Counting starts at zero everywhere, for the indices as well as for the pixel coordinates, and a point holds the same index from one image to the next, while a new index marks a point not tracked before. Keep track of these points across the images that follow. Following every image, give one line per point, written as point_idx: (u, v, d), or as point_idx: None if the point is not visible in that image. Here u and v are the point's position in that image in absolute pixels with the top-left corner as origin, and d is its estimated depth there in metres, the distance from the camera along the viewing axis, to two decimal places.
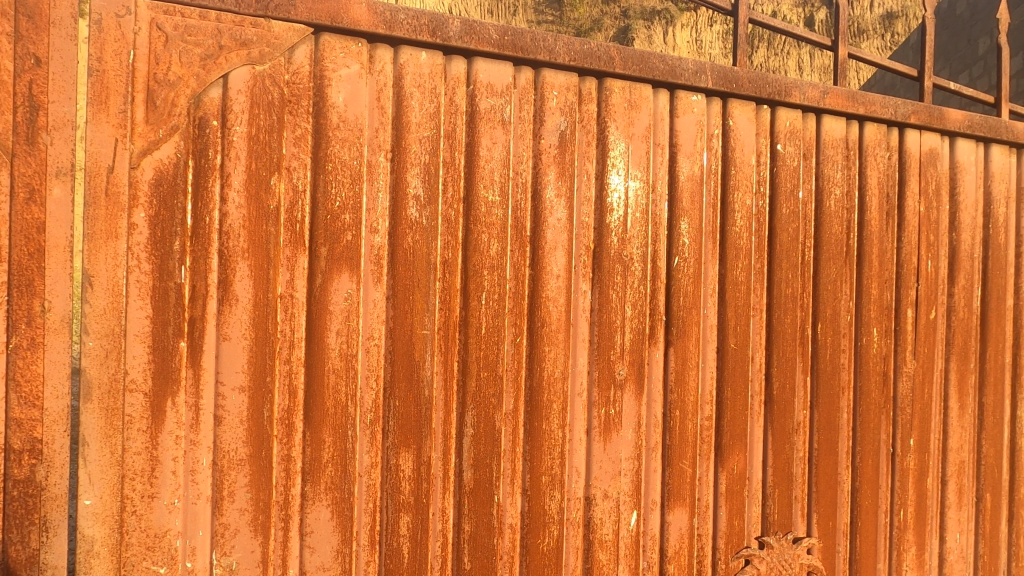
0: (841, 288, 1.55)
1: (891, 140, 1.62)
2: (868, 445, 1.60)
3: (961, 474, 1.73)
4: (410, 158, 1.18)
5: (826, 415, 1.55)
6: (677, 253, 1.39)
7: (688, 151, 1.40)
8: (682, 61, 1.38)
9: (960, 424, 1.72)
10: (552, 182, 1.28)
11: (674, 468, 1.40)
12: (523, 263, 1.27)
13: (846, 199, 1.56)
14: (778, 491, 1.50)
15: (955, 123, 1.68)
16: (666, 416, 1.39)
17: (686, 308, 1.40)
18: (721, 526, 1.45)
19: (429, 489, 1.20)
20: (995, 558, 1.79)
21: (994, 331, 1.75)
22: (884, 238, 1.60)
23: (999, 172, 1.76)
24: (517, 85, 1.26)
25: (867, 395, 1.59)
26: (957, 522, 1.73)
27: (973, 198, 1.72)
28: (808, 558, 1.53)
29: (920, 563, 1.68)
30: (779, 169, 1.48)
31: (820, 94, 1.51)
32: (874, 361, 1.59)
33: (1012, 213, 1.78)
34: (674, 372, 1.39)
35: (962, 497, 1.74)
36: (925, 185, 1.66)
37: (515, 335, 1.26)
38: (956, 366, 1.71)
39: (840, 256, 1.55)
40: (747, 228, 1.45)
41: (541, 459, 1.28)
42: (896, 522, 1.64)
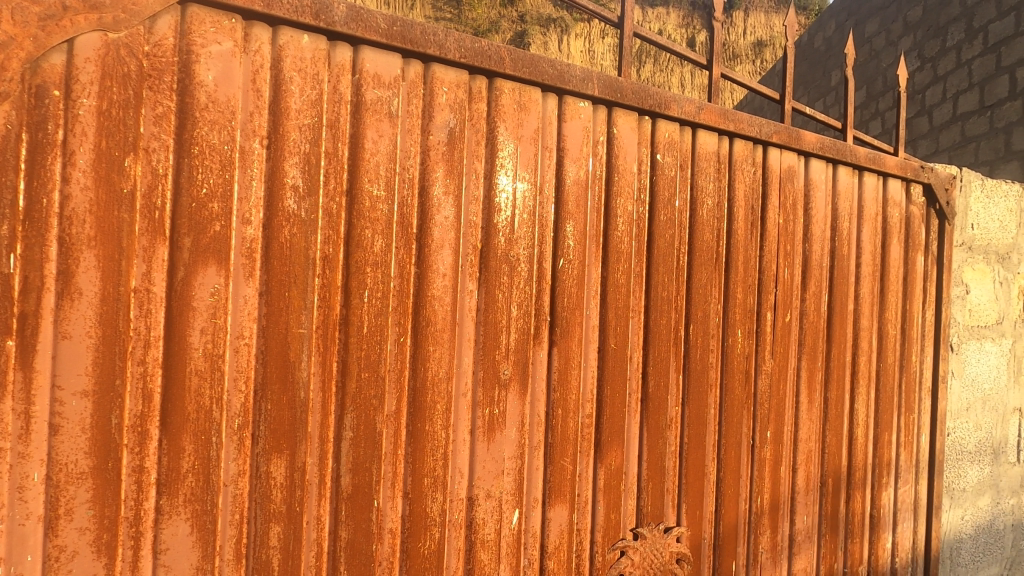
0: (711, 292, 1.66)
1: (756, 156, 1.75)
2: (731, 438, 1.72)
3: (808, 462, 1.91)
4: (289, 147, 1.11)
5: (695, 412, 1.65)
6: (562, 255, 1.42)
7: (575, 155, 1.43)
8: (570, 67, 1.42)
9: (809, 417, 1.90)
10: (440, 180, 1.26)
11: (555, 466, 1.43)
12: (408, 261, 1.24)
13: (717, 210, 1.66)
14: (651, 484, 1.58)
15: (810, 145, 1.85)
16: (549, 415, 1.42)
17: (569, 309, 1.43)
18: (599, 520, 1.50)
19: (303, 497, 1.14)
20: (834, 537, 2.00)
21: (838, 333, 1.96)
22: (748, 247, 1.73)
23: (844, 190, 1.96)
24: (405, 78, 1.23)
25: (731, 391, 1.71)
26: (805, 505, 1.91)
27: (823, 213, 1.91)
28: (676, 547, 1.62)
29: (773, 545, 1.84)
30: (658, 178, 1.56)
31: (696, 109, 1.61)
32: (738, 359, 1.72)
33: (854, 227, 1.99)
34: (557, 371, 1.42)
35: (809, 483, 1.92)
36: (784, 200, 1.81)
37: (399, 335, 1.23)
38: (807, 365, 1.89)
39: (710, 262, 1.65)
40: (628, 233, 1.51)
41: (423, 460, 1.26)
42: (754, 508, 1.79)
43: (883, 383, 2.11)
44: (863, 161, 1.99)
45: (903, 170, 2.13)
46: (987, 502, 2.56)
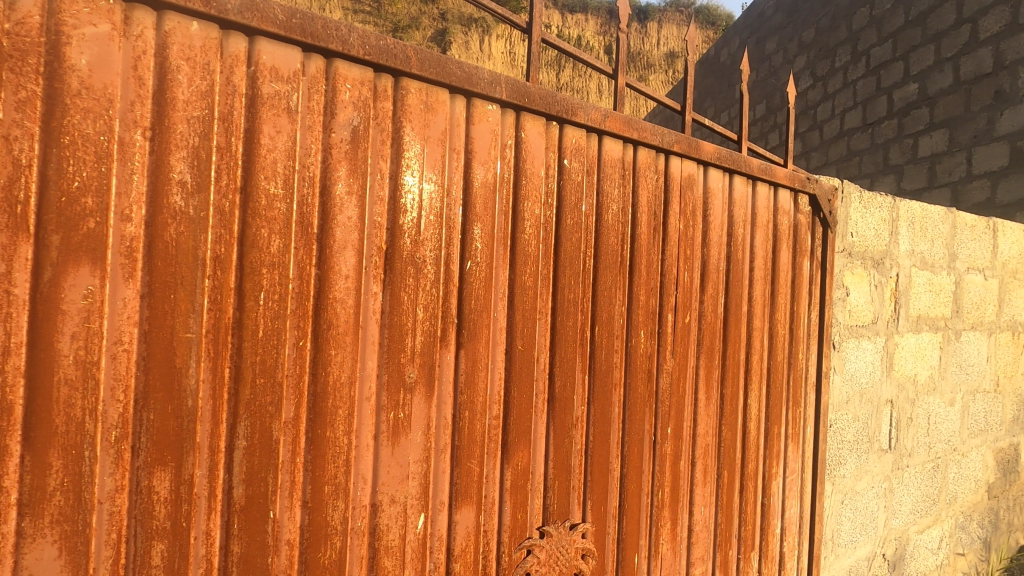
0: (615, 294, 1.71)
1: (659, 164, 1.83)
2: (634, 435, 1.79)
3: (706, 456, 2.02)
4: (176, 140, 1.04)
5: (600, 410, 1.70)
6: (469, 257, 1.42)
7: (482, 158, 1.44)
8: (479, 70, 1.42)
9: (706, 413, 2.01)
10: (342, 179, 1.23)
11: (462, 468, 1.43)
12: (308, 262, 1.20)
13: (622, 214, 1.72)
14: (557, 482, 1.61)
15: (708, 155, 1.95)
16: (456, 417, 1.42)
17: (476, 311, 1.44)
18: (506, 520, 1.51)
19: (190, 511, 1.07)
20: (729, 525, 2.12)
21: (733, 333, 2.08)
22: (652, 251, 1.80)
23: (739, 198, 2.09)
24: (305, 72, 1.19)
25: (634, 390, 1.78)
26: (702, 497, 2.02)
27: (720, 219, 2.02)
28: (581, 543, 1.66)
29: (673, 536, 1.93)
30: (565, 182, 1.59)
31: (602, 116, 1.65)
32: (641, 359, 1.79)
33: (748, 233, 2.12)
34: (464, 373, 1.42)
35: (707, 475, 2.03)
36: (684, 206, 1.90)
37: (298, 338, 1.19)
38: (705, 363, 1.99)
39: (615, 265, 1.71)
40: (535, 236, 1.53)
41: (324, 468, 1.22)
42: (656, 502, 1.86)
43: (773, 379, 2.26)
44: (756, 171, 2.12)
45: (792, 181, 2.29)
46: (863, 486, 2.81)
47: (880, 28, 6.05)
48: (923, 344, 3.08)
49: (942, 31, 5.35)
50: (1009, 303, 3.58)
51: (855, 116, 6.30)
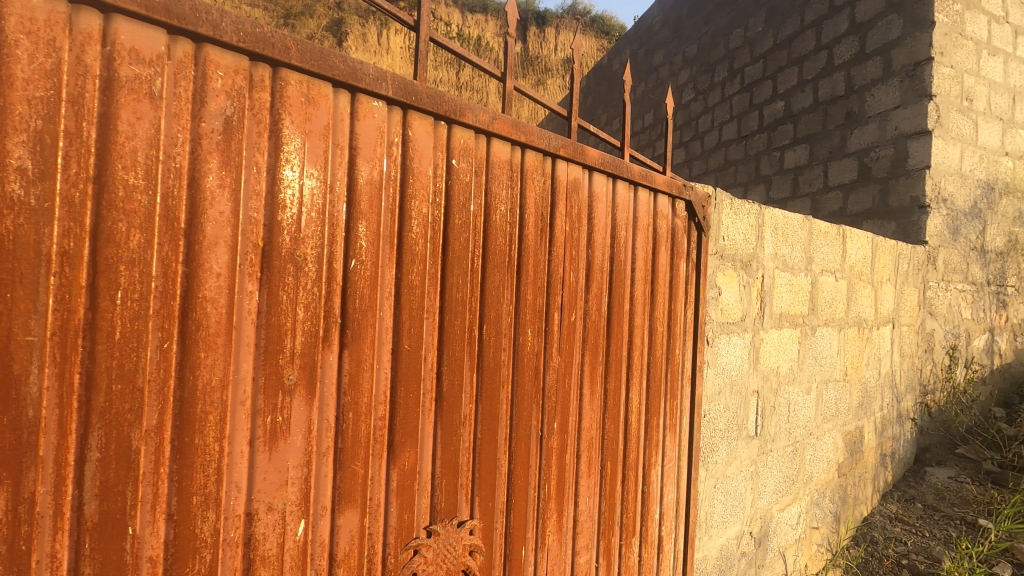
0: (503, 293, 1.74)
1: (546, 167, 1.89)
2: (521, 431, 1.83)
3: (590, 448, 2.11)
4: (14, 123, 0.94)
5: (487, 407, 1.72)
6: (354, 255, 1.39)
7: (368, 155, 1.41)
8: (363, 65, 1.40)
9: (590, 408, 2.10)
10: (214, 171, 1.16)
11: (346, 471, 1.40)
12: (174, 258, 1.12)
13: (509, 215, 1.75)
14: (445, 481, 1.62)
15: (592, 160, 2.04)
16: (339, 419, 1.38)
17: (361, 310, 1.41)
18: (391, 522, 1.50)
19: (32, 533, 0.97)
20: (611, 513, 2.23)
21: (616, 330, 2.18)
22: (538, 251, 1.85)
23: (622, 202, 2.20)
24: (171, 56, 1.11)
25: (521, 387, 1.82)
26: (587, 488, 2.10)
27: (604, 222, 2.12)
28: (469, 539, 1.68)
29: (559, 527, 1.99)
30: (453, 182, 1.60)
31: (490, 118, 1.68)
32: (528, 356, 1.84)
33: (630, 236, 2.24)
34: (348, 374, 1.39)
35: (591, 467, 2.12)
36: (570, 209, 1.97)
37: (163, 340, 1.11)
38: (589, 360, 2.07)
39: (503, 265, 1.74)
40: (422, 235, 1.53)
41: (192, 477, 1.15)
42: (542, 495, 1.92)
43: (653, 373, 2.39)
44: (637, 177, 2.24)
45: (670, 187, 2.44)
46: (732, 470, 3.05)
47: (752, 49, 6.58)
48: (784, 339, 3.39)
49: (805, 55, 5.91)
50: (856, 302, 4.02)
51: (731, 129, 6.82)
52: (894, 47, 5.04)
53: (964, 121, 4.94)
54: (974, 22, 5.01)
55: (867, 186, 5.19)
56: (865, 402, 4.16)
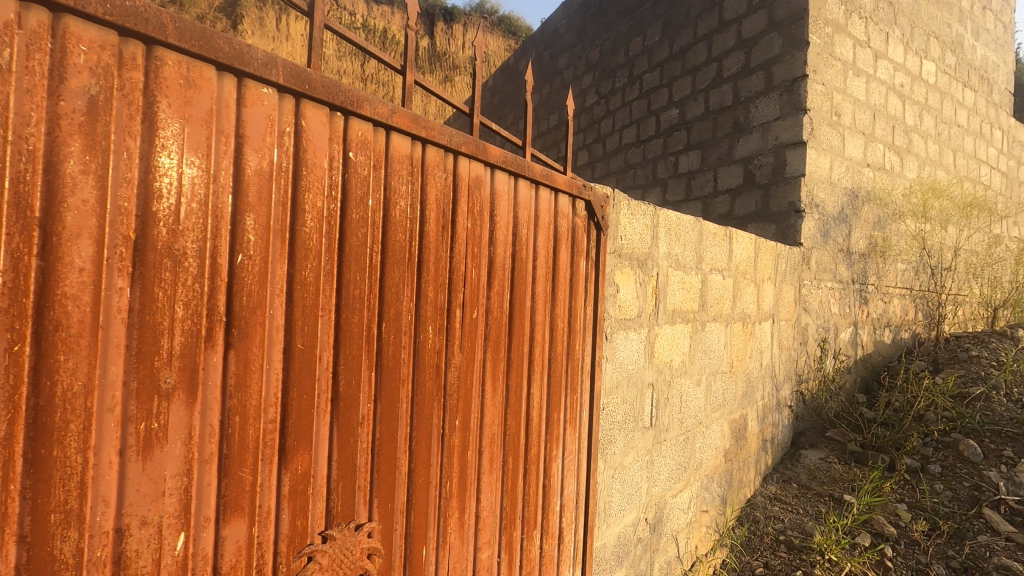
0: (403, 290, 1.72)
1: (448, 163, 1.87)
2: (422, 430, 1.81)
3: (492, 444, 2.12)
4: None
5: (387, 407, 1.68)
6: (240, 249, 1.31)
7: (257, 144, 1.34)
8: (251, 49, 1.32)
9: (492, 404, 2.11)
10: (75, 156, 1.06)
11: (232, 478, 1.32)
12: (26, 251, 1.01)
13: (409, 211, 1.73)
14: (341, 484, 1.57)
15: (494, 158, 2.05)
16: (224, 423, 1.30)
17: (249, 308, 1.33)
18: (283, 529, 1.43)
19: None
20: (513, 508, 2.26)
21: (517, 327, 2.21)
22: (440, 248, 1.83)
23: (523, 200, 2.23)
24: (23, 25, 1.00)
25: (423, 385, 1.80)
26: (488, 484, 2.12)
27: (506, 219, 2.13)
28: (367, 543, 1.64)
29: (461, 524, 1.99)
30: (350, 176, 1.55)
31: (389, 111, 1.64)
32: (429, 354, 1.82)
33: (531, 234, 2.27)
34: (234, 376, 1.31)
35: (493, 463, 2.13)
36: (472, 206, 1.97)
37: (12, 343, 0.99)
38: (491, 357, 2.09)
39: (403, 261, 1.71)
40: (317, 230, 1.47)
41: (49, 494, 1.04)
42: (443, 493, 1.91)
43: (554, 368, 2.45)
44: (538, 176, 2.27)
45: (571, 187, 2.50)
46: (629, 460, 3.18)
47: (650, 57, 6.89)
48: (677, 334, 3.58)
49: (697, 65, 6.26)
50: (741, 298, 4.31)
51: (630, 133, 7.12)
52: (775, 63, 5.45)
53: (833, 134, 5.43)
54: (841, 44, 5.52)
55: (751, 191, 5.59)
56: (749, 392, 4.48)
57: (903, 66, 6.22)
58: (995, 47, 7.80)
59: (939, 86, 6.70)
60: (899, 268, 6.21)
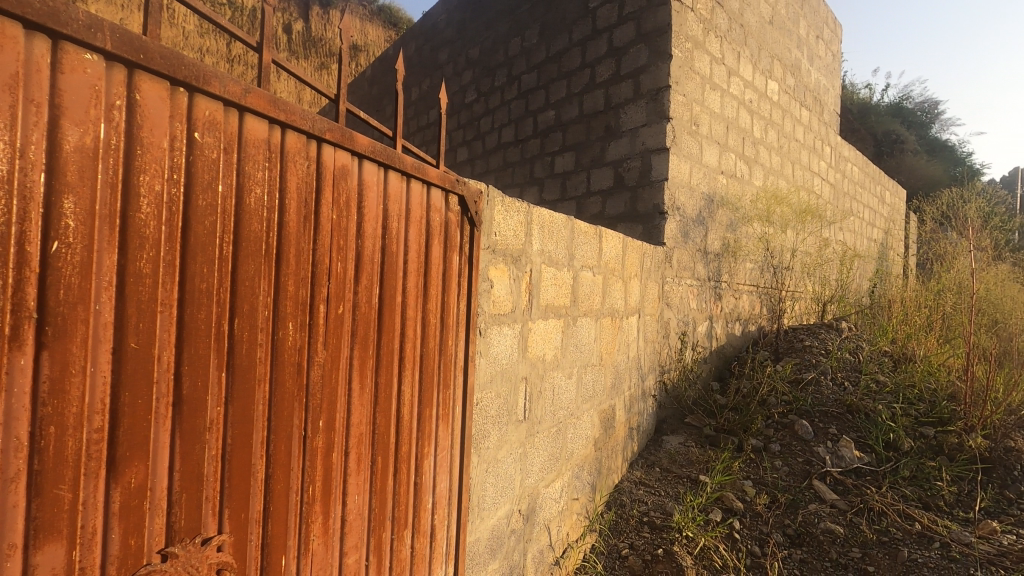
0: (259, 284, 1.60)
1: (310, 150, 1.77)
2: (281, 432, 1.70)
3: (360, 444, 2.05)
4: None
5: (240, 409, 1.57)
6: (55, 235, 1.15)
7: (78, 117, 1.18)
8: (70, 8, 1.17)
9: (360, 403, 2.04)
10: None
11: (46, 497, 1.16)
12: None
13: (266, 199, 1.61)
14: (186, 495, 1.43)
15: (362, 147, 1.97)
16: (35, 435, 1.14)
17: (67, 303, 1.18)
18: (113, 551, 1.28)
19: None
20: (382, 508, 2.20)
21: (387, 323, 2.16)
22: (301, 239, 1.73)
23: (394, 193, 2.17)
24: None
25: (282, 384, 1.69)
26: (356, 485, 2.04)
27: (375, 212, 2.07)
28: (216, 557, 1.51)
29: (325, 530, 1.90)
30: (195, 158, 1.41)
31: (242, 91, 1.52)
32: (289, 352, 1.71)
33: (401, 228, 2.22)
34: (48, 381, 1.15)
35: (360, 463, 2.06)
36: (337, 197, 1.88)
37: None
38: (358, 354, 2.01)
39: (258, 253, 1.59)
40: (155, 216, 1.33)
41: None
42: (305, 498, 1.81)
43: (426, 364, 2.42)
44: (409, 169, 2.22)
45: (443, 181, 2.47)
46: (503, 454, 3.22)
47: (528, 58, 7.03)
48: (549, 329, 3.68)
49: (571, 70, 6.48)
50: (610, 294, 4.53)
51: (509, 132, 7.24)
52: (642, 72, 5.77)
53: (692, 142, 5.85)
54: (700, 60, 5.96)
55: (620, 193, 5.89)
56: (616, 383, 4.72)
57: (752, 84, 6.85)
58: (826, 73, 8.82)
59: (781, 104, 7.46)
60: (747, 267, 6.84)
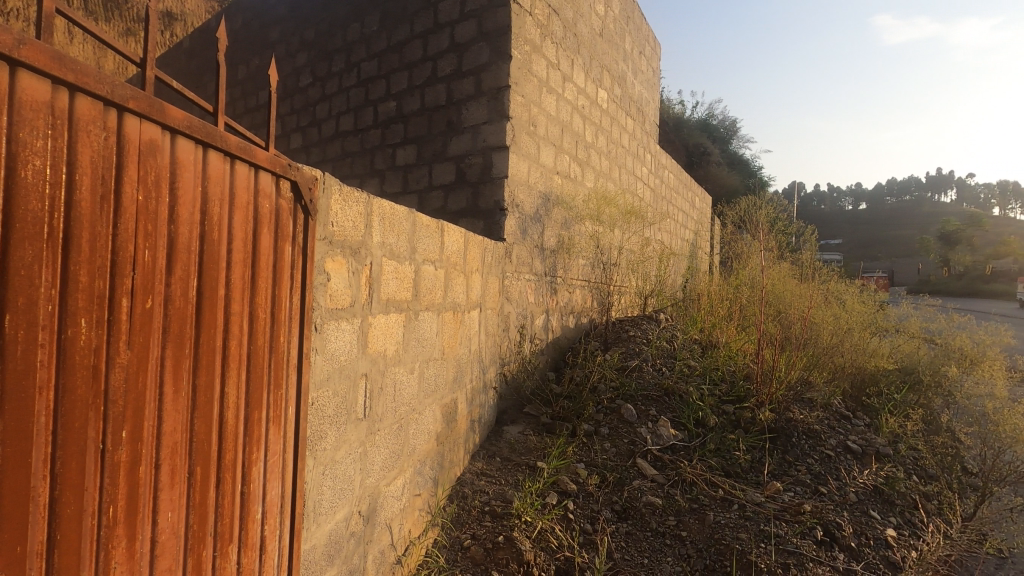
0: (38, 273, 1.36)
1: (109, 120, 1.54)
2: (72, 447, 1.46)
3: (174, 455, 1.83)
4: None
5: (14, 423, 1.32)
6: None
7: None
8: None
9: (174, 408, 1.82)
10: None
11: None
12: None
13: (48, 173, 1.37)
14: None
15: (176, 121, 1.75)
16: None
17: None
18: None
19: None
20: (202, 524, 1.99)
21: (207, 319, 1.95)
22: (97, 223, 1.50)
23: (214, 175, 1.96)
24: None
25: (72, 391, 1.45)
26: (169, 501, 1.82)
27: (192, 195, 1.85)
28: None
29: (130, 555, 1.67)
30: None
31: (14, 41, 1.28)
32: (82, 354, 1.47)
33: (224, 215, 2.02)
34: None
35: (174, 476, 1.84)
36: (144, 175, 1.65)
37: None
38: (171, 354, 1.79)
39: (37, 236, 1.35)
40: None
41: None
42: (104, 521, 1.57)
43: (253, 364, 2.23)
44: (233, 149, 2.02)
45: (273, 165, 2.29)
46: (342, 455, 3.08)
47: (368, 46, 6.80)
48: (390, 323, 3.59)
49: (413, 61, 6.39)
50: (452, 288, 4.54)
51: (347, 121, 6.97)
52: (483, 70, 5.85)
53: (530, 142, 6.07)
54: (537, 63, 6.19)
55: (462, 188, 5.93)
56: (458, 376, 4.75)
57: (584, 91, 7.28)
58: (647, 86, 9.65)
59: (609, 112, 8.03)
60: (580, 264, 7.27)
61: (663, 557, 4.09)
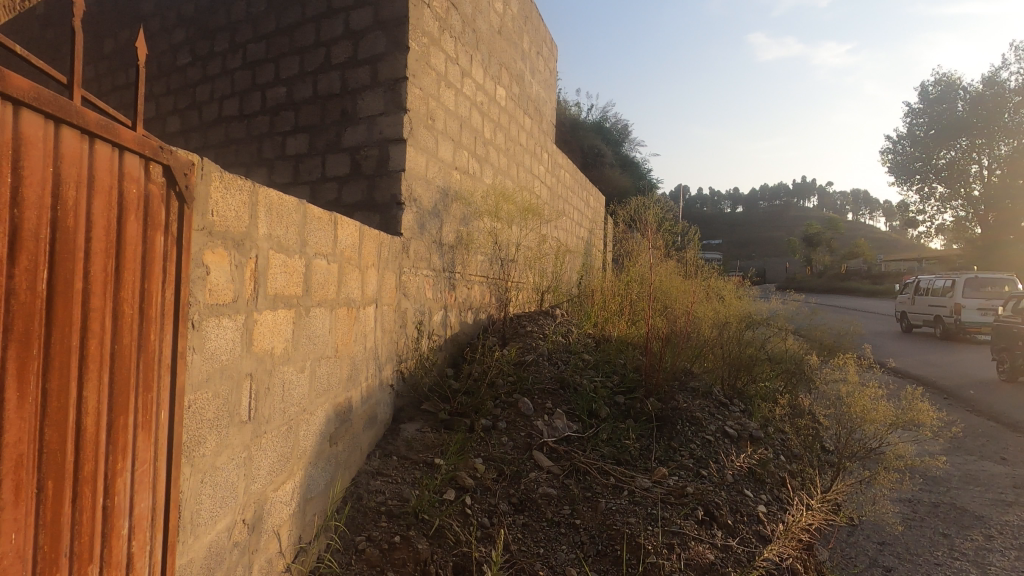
0: None
1: None
2: None
3: (19, 468, 1.64)
4: None
5: None
6: None
7: None
8: None
9: (19, 416, 1.63)
10: None
11: None
12: None
13: None
14: None
15: (20, 92, 1.57)
16: None
17: None
18: None
19: None
20: (56, 544, 1.79)
21: (62, 316, 1.76)
22: None
23: (70, 154, 1.77)
24: None
25: None
26: (14, 520, 1.63)
27: (40, 176, 1.67)
28: None
29: None
30: None
31: None
32: None
33: (82, 199, 1.83)
34: None
35: (20, 493, 1.65)
36: None
37: None
38: (15, 354, 1.61)
39: None
40: None
41: None
42: None
43: (117, 365, 2.03)
44: (93, 127, 1.84)
45: (142, 146, 2.09)
46: (223, 461, 2.88)
47: (254, 26, 6.41)
48: (278, 320, 3.41)
49: (304, 46, 6.10)
50: (345, 284, 4.38)
51: (232, 105, 6.54)
52: (379, 60, 5.69)
53: (428, 136, 5.98)
54: (435, 57, 6.11)
55: (358, 181, 5.75)
56: (353, 374, 4.60)
57: (483, 88, 7.29)
58: (544, 86, 9.84)
59: (508, 109, 8.10)
60: (478, 259, 7.28)
61: (558, 546, 4.20)
